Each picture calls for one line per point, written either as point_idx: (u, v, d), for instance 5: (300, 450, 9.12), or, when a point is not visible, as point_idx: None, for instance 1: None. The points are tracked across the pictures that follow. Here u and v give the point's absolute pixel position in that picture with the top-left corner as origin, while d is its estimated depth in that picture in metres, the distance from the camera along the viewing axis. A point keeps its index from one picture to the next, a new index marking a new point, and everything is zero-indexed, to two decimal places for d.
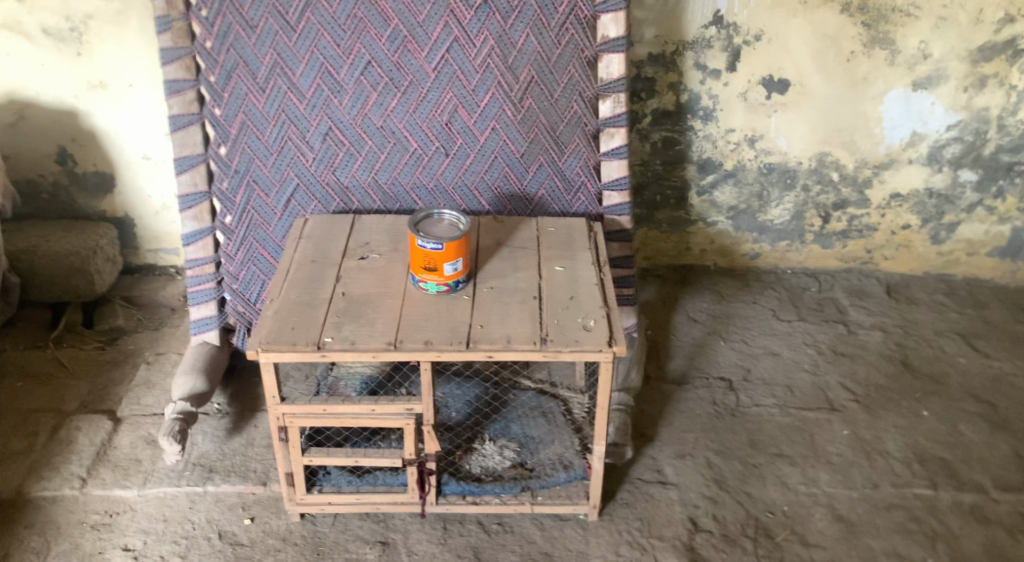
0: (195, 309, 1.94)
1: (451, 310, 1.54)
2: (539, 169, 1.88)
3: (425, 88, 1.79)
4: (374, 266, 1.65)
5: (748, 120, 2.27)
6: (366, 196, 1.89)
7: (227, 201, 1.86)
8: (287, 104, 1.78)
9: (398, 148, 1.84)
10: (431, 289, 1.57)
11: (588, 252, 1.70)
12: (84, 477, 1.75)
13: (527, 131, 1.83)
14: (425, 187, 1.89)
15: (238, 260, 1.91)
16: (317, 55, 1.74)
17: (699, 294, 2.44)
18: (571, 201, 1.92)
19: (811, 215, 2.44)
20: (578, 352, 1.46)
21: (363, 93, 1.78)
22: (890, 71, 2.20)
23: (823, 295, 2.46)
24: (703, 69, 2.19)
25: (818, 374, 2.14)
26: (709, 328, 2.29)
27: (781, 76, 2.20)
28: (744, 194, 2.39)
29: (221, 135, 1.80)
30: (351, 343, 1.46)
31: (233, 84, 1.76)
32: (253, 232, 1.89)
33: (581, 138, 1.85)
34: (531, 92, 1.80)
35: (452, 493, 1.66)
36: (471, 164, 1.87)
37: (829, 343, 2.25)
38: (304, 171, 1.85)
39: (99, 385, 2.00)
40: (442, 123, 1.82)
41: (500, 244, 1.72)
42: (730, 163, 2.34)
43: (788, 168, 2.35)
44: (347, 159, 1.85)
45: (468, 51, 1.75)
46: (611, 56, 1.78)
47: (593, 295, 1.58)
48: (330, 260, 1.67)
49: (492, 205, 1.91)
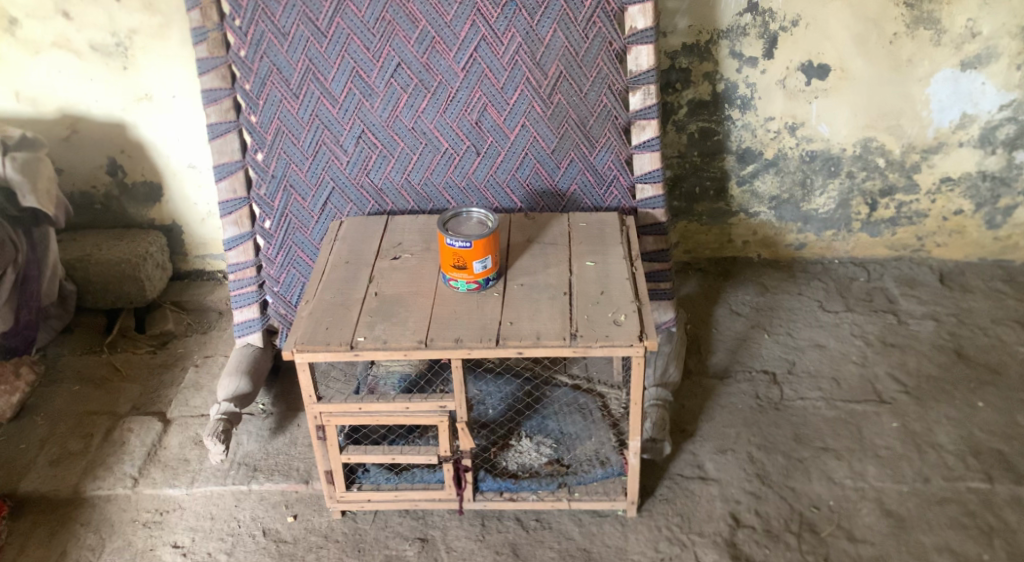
0: (238, 312, 1.99)
1: (482, 308, 1.54)
2: (570, 164, 1.87)
3: (454, 88, 1.80)
4: (407, 266, 1.66)
5: (787, 108, 2.23)
6: (400, 197, 1.91)
7: (266, 205, 1.90)
8: (319, 109, 1.82)
9: (429, 149, 1.86)
10: (462, 287, 1.58)
11: (620, 246, 1.69)
12: (135, 476, 1.81)
13: (556, 126, 1.83)
14: (457, 186, 1.90)
15: (279, 264, 1.95)
16: (347, 59, 1.77)
17: (742, 285, 2.39)
18: (604, 196, 1.90)
19: (857, 203, 2.37)
20: (608, 347, 1.46)
21: (394, 95, 1.81)
22: (936, 51, 2.14)
23: (872, 284, 2.39)
24: (740, 57, 2.16)
25: (866, 365, 2.07)
26: (752, 321, 2.24)
27: (820, 61, 2.16)
28: (786, 183, 2.34)
29: (257, 141, 1.84)
30: (383, 342, 1.48)
31: (268, 91, 1.80)
32: (292, 236, 1.93)
33: (612, 131, 1.84)
34: (560, 87, 1.80)
35: (490, 489, 1.66)
36: (502, 162, 1.87)
37: (877, 334, 2.18)
38: (338, 174, 1.88)
39: (151, 388, 2.07)
40: (471, 122, 1.83)
41: (532, 241, 1.72)
42: (771, 152, 2.30)
43: (832, 155, 2.30)
44: (380, 160, 1.87)
45: (497, 49, 1.76)
46: (640, 47, 1.76)
47: (624, 289, 1.57)
48: (364, 260, 1.69)
49: (525, 202, 1.91)
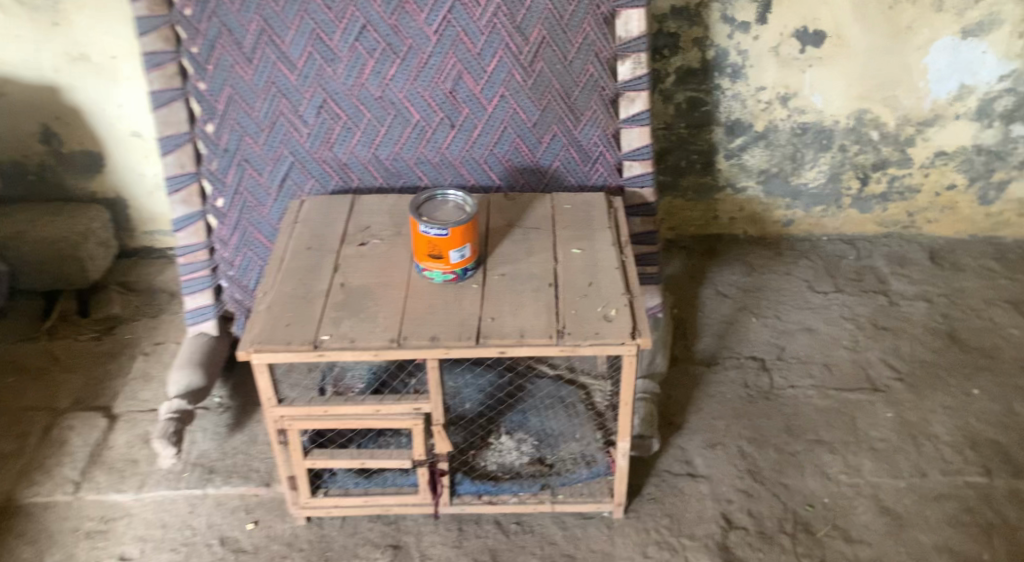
0: (190, 298, 1.82)
1: (459, 302, 1.41)
2: (553, 139, 1.73)
3: (426, 54, 1.64)
4: (376, 252, 1.52)
5: (780, 77, 2.10)
6: (367, 173, 1.76)
7: (218, 181, 1.73)
8: (276, 75, 1.64)
9: (399, 120, 1.71)
10: (437, 278, 1.44)
11: (609, 231, 1.56)
12: (77, 480, 1.66)
13: (538, 97, 1.69)
14: (430, 162, 1.76)
15: (233, 246, 1.79)
16: (306, 20, 1.59)
17: (729, 265, 2.28)
18: (589, 173, 1.77)
19: (848, 177, 2.26)
20: (598, 346, 1.33)
21: (359, 61, 1.64)
22: (937, 18, 2.02)
23: (861, 263, 2.29)
24: (731, 22, 2.02)
25: (858, 350, 1.96)
26: (739, 304, 2.12)
27: (816, 27, 2.03)
28: (775, 157, 2.23)
29: (207, 111, 1.66)
30: (350, 341, 1.33)
31: (218, 55, 1.61)
32: (247, 216, 1.77)
33: (599, 103, 1.69)
34: (542, 54, 1.64)
35: (467, 493, 1.54)
36: (479, 135, 1.73)
37: (869, 316, 2.08)
38: (299, 148, 1.72)
39: (95, 379, 1.91)
40: (445, 91, 1.68)
41: (513, 225, 1.58)
42: (761, 124, 2.18)
43: (823, 127, 2.18)
44: (344, 133, 1.71)
45: (473, 10, 1.60)
46: (630, 12, 1.61)
47: (614, 280, 1.44)
48: (328, 247, 1.53)
49: (503, 179, 1.78)
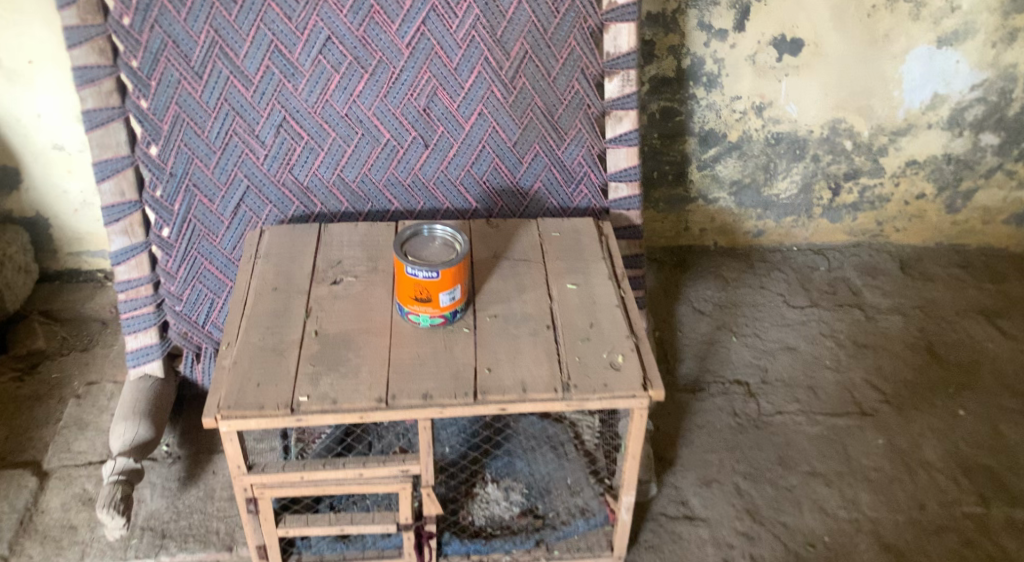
0: (131, 338, 1.63)
1: (450, 350, 1.28)
2: (535, 159, 1.61)
3: (397, 68, 1.49)
4: (352, 292, 1.38)
5: (756, 86, 2.02)
6: (331, 197, 1.60)
7: (163, 209, 1.55)
8: (229, 91, 1.47)
9: (367, 140, 1.56)
10: (424, 322, 1.31)
11: (603, 263, 1.45)
12: (6, 554, 1.46)
13: (519, 115, 1.56)
14: (401, 184, 1.61)
15: (180, 279, 1.61)
16: (263, 30, 1.43)
17: (702, 279, 2.20)
18: (572, 195, 1.65)
19: (820, 187, 2.21)
20: (609, 400, 1.22)
21: (323, 76, 1.48)
22: (914, 26, 1.96)
23: (833, 274, 2.24)
24: (708, 29, 1.93)
25: (841, 371, 1.92)
26: (717, 321, 2.05)
27: (794, 35, 1.95)
28: (749, 167, 2.15)
29: (150, 132, 1.48)
30: (332, 402, 1.19)
31: (162, 69, 1.43)
32: (196, 245, 1.59)
33: (584, 122, 1.58)
34: (524, 69, 1.52)
35: (455, 553, 1.43)
36: (454, 155, 1.59)
37: (847, 333, 2.03)
38: (254, 171, 1.55)
39: (20, 429, 1.70)
40: (418, 108, 1.53)
41: (500, 257, 1.46)
42: (735, 134, 2.09)
43: (798, 137, 2.11)
44: (305, 154, 1.55)
45: (449, 21, 1.46)
46: (619, 25, 1.49)
47: (615, 320, 1.33)
48: (297, 287, 1.38)
49: (481, 202, 1.64)
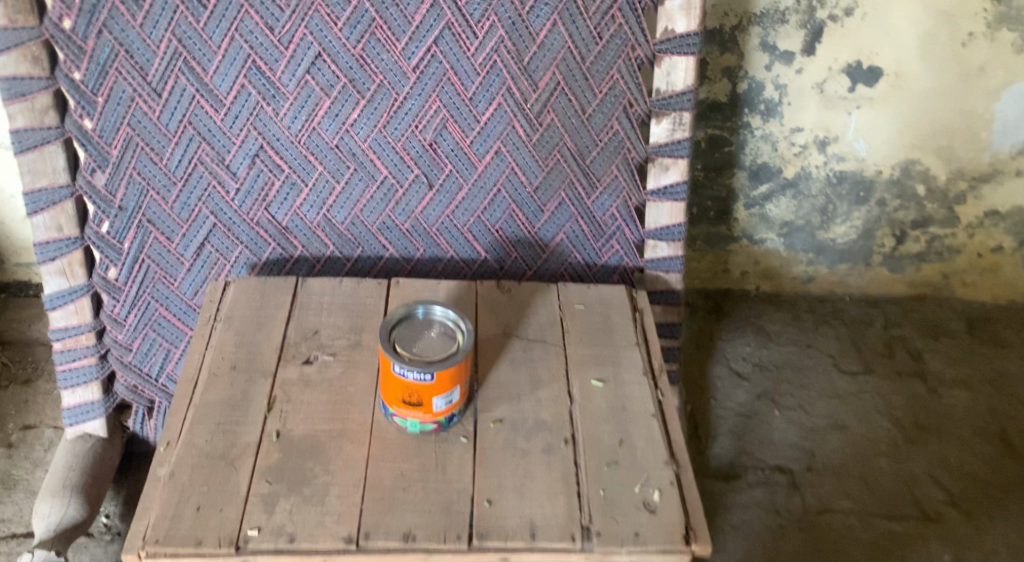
0: (69, 392, 1.37)
1: (443, 469, 1.02)
2: (559, 208, 1.34)
3: (400, 95, 1.23)
4: (327, 376, 1.11)
5: (821, 118, 1.73)
6: (314, 240, 1.34)
7: (110, 247, 1.29)
8: (194, 112, 1.21)
9: (360, 176, 1.29)
10: (411, 427, 1.05)
11: (637, 352, 1.19)
12: None
13: (544, 156, 1.29)
14: (398, 229, 1.34)
15: (130, 327, 1.35)
16: (238, 41, 1.17)
17: (739, 331, 1.93)
18: (601, 251, 1.38)
19: (883, 234, 1.92)
20: (638, 554, 0.96)
21: (310, 100, 1.23)
22: (1015, 60, 1.66)
23: (890, 332, 1.96)
24: (772, 51, 1.63)
25: (900, 460, 1.66)
26: (756, 388, 1.79)
27: (872, 63, 1.66)
28: (804, 208, 1.86)
29: (95, 157, 1.22)
30: (288, 540, 0.94)
31: (111, 83, 1.17)
32: (150, 289, 1.33)
33: (622, 168, 1.30)
34: (554, 103, 1.25)
35: None
36: (463, 199, 1.33)
37: (906, 411, 1.76)
38: (223, 206, 1.29)
39: None
40: (423, 142, 1.27)
41: (510, 335, 1.20)
42: (792, 170, 1.80)
43: (864, 178, 1.82)
44: (285, 190, 1.29)
45: (466, 43, 1.20)
46: (676, 59, 1.22)
47: (650, 437, 1.07)
48: (260, 366, 1.12)
49: (491, 253, 1.37)
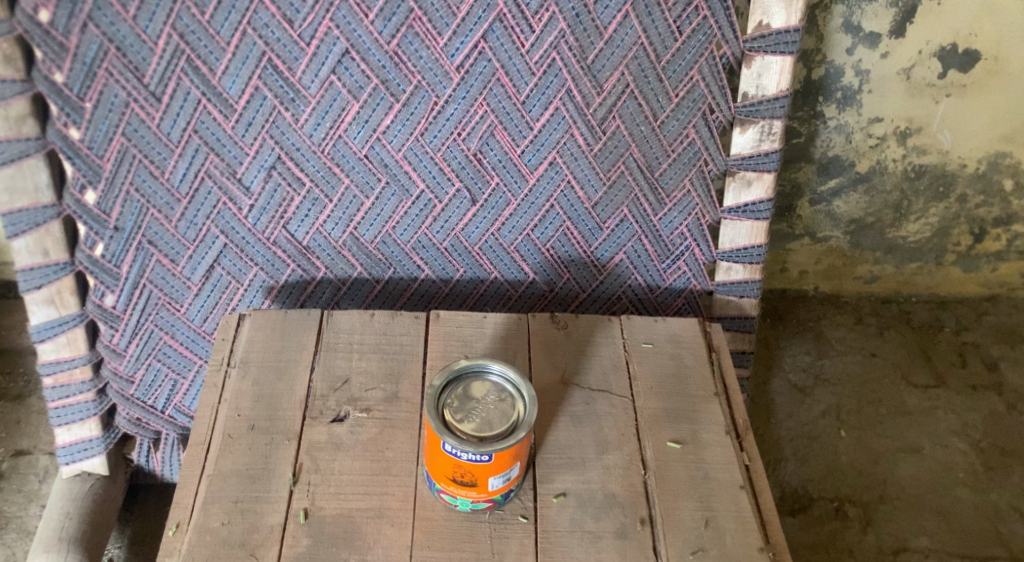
0: (62, 430, 1.22)
1: (500, 558, 0.87)
2: (621, 225, 1.16)
3: (441, 98, 1.05)
4: (361, 439, 0.96)
5: (904, 107, 1.53)
6: (338, 260, 1.17)
7: (105, 272, 1.12)
8: (199, 119, 1.03)
9: (392, 190, 1.11)
10: (462, 506, 0.89)
11: (718, 405, 1.02)
12: None
13: (606, 168, 1.11)
14: (435, 248, 1.17)
15: (131, 357, 1.19)
16: (250, 37, 0.99)
17: (798, 338, 1.76)
18: (665, 273, 1.20)
19: (960, 232, 1.73)
20: None
21: (336, 104, 1.04)
22: None
23: (962, 338, 1.78)
24: (856, 33, 1.43)
25: (980, 490, 1.50)
26: (820, 405, 1.63)
27: (968, 46, 1.46)
28: (875, 204, 1.68)
29: (85, 171, 1.04)
30: None
31: (101, 86, 0.99)
32: (153, 316, 1.17)
33: (696, 182, 1.12)
34: (622, 108, 1.06)
35: None
36: (511, 216, 1.15)
37: (984, 431, 1.60)
38: (235, 225, 1.12)
39: None
40: (466, 152, 1.09)
41: (569, 383, 1.03)
42: (866, 164, 1.61)
43: (945, 172, 1.63)
44: (306, 206, 1.12)
45: (521, 38, 1.01)
46: (769, 59, 1.03)
47: (740, 516, 0.92)
48: (282, 426, 0.96)
49: (540, 274, 1.20)
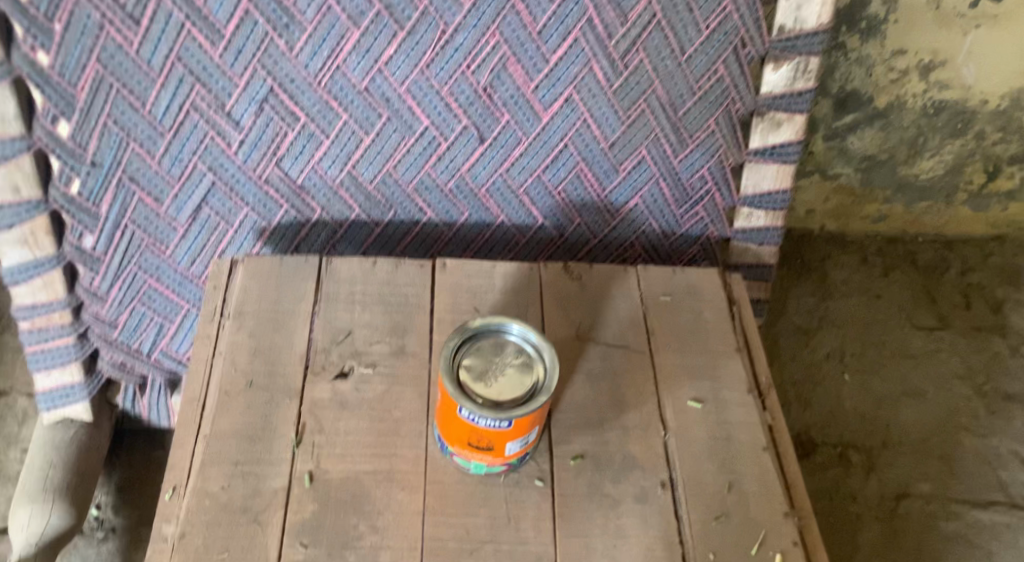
0: (42, 375, 1.15)
1: (516, 524, 0.83)
2: (638, 167, 1.09)
3: (449, 26, 0.95)
4: (367, 397, 0.90)
5: (930, 39, 1.45)
6: (335, 201, 1.09)
7: (82, 211, 1.03)
8: (183, 45, 0.93)
9: (394, 127, 1.03)
10: (476, 469, 0.85)
11: (740, 362, 0.98)
12: None
13: (625, 106, 1.03)
14: (439, 188, 1.09)
15: (114, 301, 1.12)
16: None
17: (802, 278, 1.72)
18: (682, 218, 1.14)
19: (974, 170, 1.67)
20: None
21: (334, 30, 0.94)
22: None
23: (968, 279, 1.74)
24: None
25: (983, 435, 1.49)
26: (824, 348, 1.60)
27: None
28: (890, 141, 1.61)
29: (57, 102, 0.94)
30: None
31: (73, 7, 0.89)
32: (136, 259, 1.09)
33: (721, 122, 1.05)
34: (647, 41, 0.98)
35: None
36: (521, 156, 1.07)
37: (988, 375, 1.58)
38: (224, 162, 1.03)
39: None
40: (475, 87, 1.00)
41: (585, 338, 0.98)
42: (885, 99, 1.54)
43: (965, 108, 1.56)
44: (301, 143, 1.03)
45: None
46: None
47: (764, 479, 0.88)
48: (282, 383, 0.91)
49: (550, 218, 1.13)
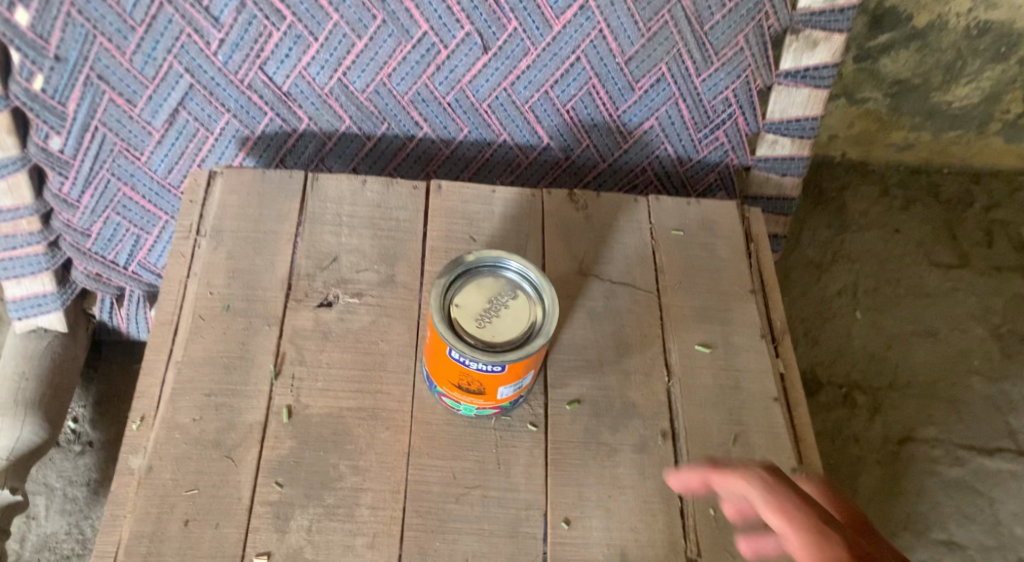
0: (11, 283, 1.09)
1: (506, 470, 0.78)
2: (656, 86, 0.99)
3: None
4: (352, 328, 0.84)
5: None
6: (323, 110, 1.00)
7: (47, 110, 0.94)
8: None
9: (389, 31, 0.93)
10: (467, 411, 0.79)
11: (753, 305, 0.91)
12: None
13: (647, 17, 0.93)
14: (437, 102, 1.00)
15: (86, 209, 1.04)
16: None
17: (819, 208, 1.63)
18: (699, 144, 1.05)
19: (1012, 99, 1.55)
20: None
21: None
22: None
23: (993, 215, 1.65)
24: None
25: (994, 380, 1.44)
26: (835, 282, 1.54)
27: None
28: (926, 64, 1.49)
29: None
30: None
31: None
32: (108, 164, 1.01)
33: (751, 39, 0.95)
34: None
35: None
36: (528, 69, 0.97)
37: (1004, 317, 1.52)
38: (201, 63, 0.94)
39: None
40: None
41: (588, 273, 0.91)
42: (926, 18, 1.41)
43: (1011, 31, 1.43)
44: (287, 45, 0.93)
45: None
46: None
47: (773, 432, 0.83)
48: (262, 309, 0.84)
49: (556, 138, 1.04)
